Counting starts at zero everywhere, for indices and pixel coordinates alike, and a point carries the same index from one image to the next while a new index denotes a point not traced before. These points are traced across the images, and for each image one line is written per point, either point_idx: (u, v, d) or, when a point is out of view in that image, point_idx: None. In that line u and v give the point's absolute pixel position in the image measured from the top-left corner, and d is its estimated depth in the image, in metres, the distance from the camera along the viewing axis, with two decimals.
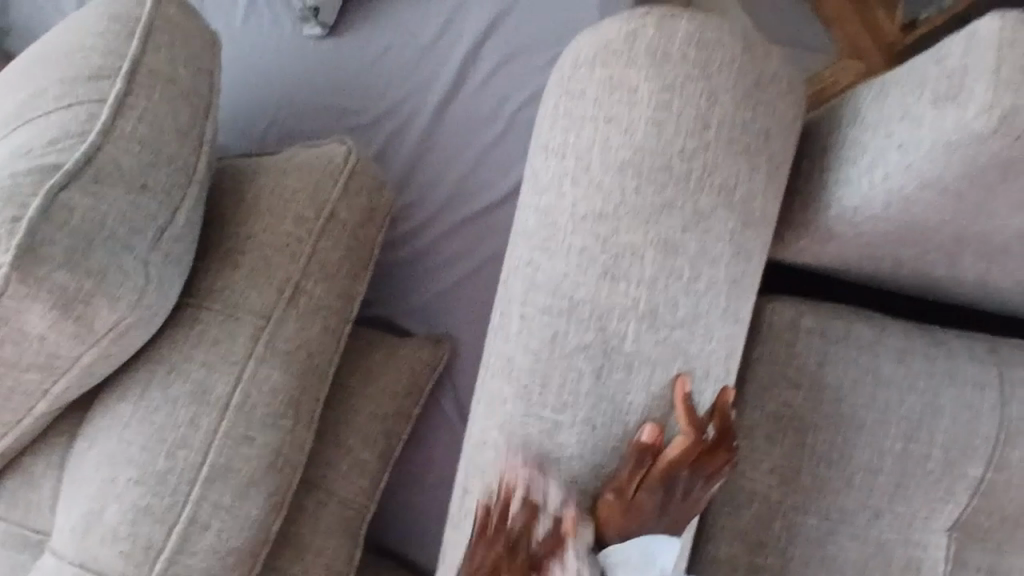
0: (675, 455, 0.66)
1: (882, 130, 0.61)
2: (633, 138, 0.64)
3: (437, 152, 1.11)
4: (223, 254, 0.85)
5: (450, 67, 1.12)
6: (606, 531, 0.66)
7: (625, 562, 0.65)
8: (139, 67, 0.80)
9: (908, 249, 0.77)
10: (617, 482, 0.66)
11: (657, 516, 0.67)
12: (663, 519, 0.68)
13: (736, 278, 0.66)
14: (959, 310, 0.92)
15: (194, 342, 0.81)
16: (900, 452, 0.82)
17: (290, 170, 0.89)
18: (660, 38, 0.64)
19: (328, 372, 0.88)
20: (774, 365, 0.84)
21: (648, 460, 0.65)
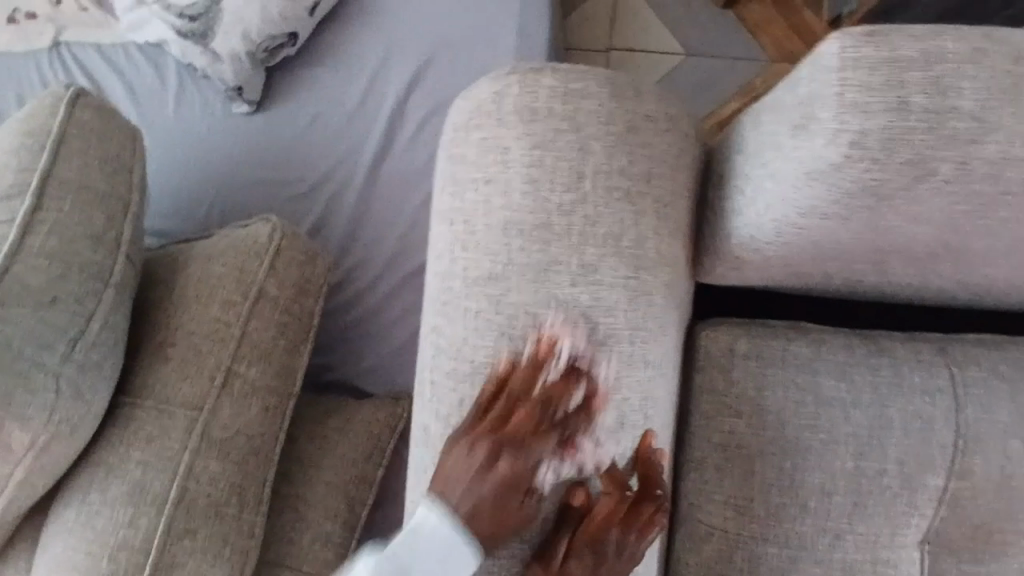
0: (599, 516, 0.64)
1: (760, 160, 0.60)
2: (510, 198, 0.64)
3: (374, 213, 1.11)
4: (154, 348, 0.86)
5: (378, 127, 1.12)
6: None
7: None
8: (49, 180, 0.82)
9: (828, 266, 0.75)
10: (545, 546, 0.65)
11: None
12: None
13: (637, 322, 0.65)
14: (911, 312, 0.88)
15: (130, 441, 0.82)
16: (851, 471, 0.79)
17: (216, 256, 0.90)
18: (525, 96, 0.64)
19: (275, 452, 0.88)
20: (713, 395, 0.82)
21: (571, 523, 0.65)
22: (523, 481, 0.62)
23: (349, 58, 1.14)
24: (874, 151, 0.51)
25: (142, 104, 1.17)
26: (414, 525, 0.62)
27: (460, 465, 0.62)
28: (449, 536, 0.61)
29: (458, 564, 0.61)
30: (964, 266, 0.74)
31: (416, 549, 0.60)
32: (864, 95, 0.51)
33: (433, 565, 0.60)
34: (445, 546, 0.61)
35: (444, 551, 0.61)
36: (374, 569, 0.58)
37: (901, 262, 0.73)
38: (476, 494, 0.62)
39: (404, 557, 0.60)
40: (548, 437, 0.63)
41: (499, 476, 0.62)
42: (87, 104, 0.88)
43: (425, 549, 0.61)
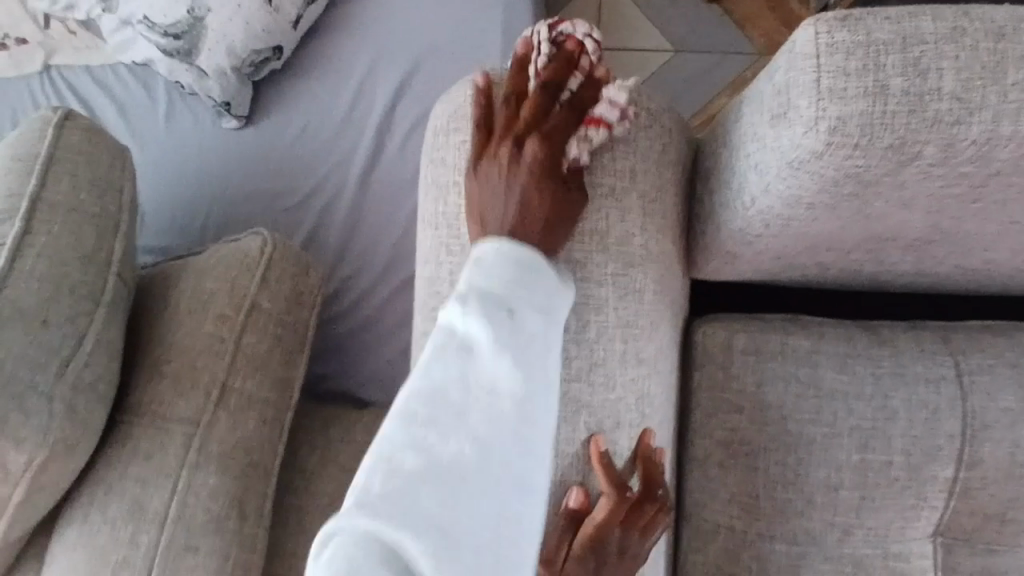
0: (598, 516, 0.63)
1: (744, 151, 0.58)
2: None
3: (368, 222, 1.11)
4: (150, 365, 0.86)
5: (368, 135, 1.11)
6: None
7: None
8: (38, 201, 0.82)
9: (823, 256, 0.74)
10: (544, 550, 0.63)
11: None
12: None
13: (628, 320, 0.64)
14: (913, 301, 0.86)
15: (128, 459, 0.81)
16: (858, 464, 0.78)
17: (209, 271, 0.90)
18: (504, 96, 0.64)
19: (274, 466, 0.87)
20: (713, 391, 0.81)
21: (571, 525, 0.63)
22: (556, 165, 0.61)
23: (337, 67, 1.14)
24: (855, 136, 0.49)
25: (134, 123, 1.17)
26: (447, 326, 0.56)
27: (491, 174, 0.61)
28: (534, 414, 0.55)
29: (541, 319, 0.57)
30: (962, 250, 0.73)
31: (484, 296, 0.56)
32: (840, 78, 0.49)
33: (503, 329, 0.55)
34: (538, 296, 0.58)
35: (534, 301, 0.57)
36: (455, 483, 0.50)
37: (898, 248, 0.72)
38: (516, 197, 0.60)
39: (481, 404, 0.53)
40: (565, 154, 0.61)
41: (538, 186, 0.60)
42: (76, 125, 0.89)
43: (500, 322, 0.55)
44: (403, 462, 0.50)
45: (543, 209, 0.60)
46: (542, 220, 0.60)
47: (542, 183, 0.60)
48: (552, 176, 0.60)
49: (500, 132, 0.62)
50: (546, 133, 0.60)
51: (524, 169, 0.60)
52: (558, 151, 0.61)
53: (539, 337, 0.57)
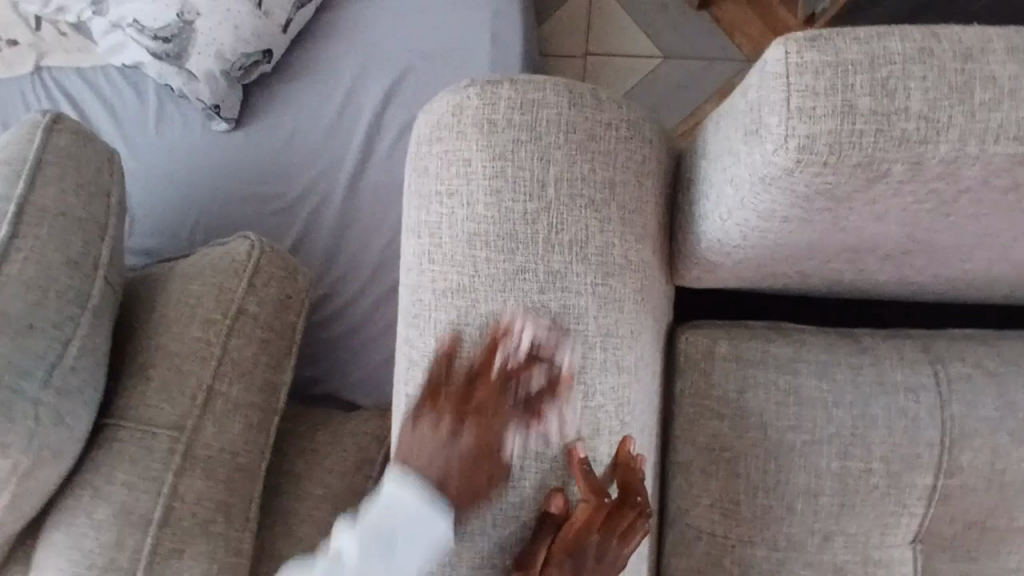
0: (576, 522, 0.63)
1: (720, 166, 0.59)
2: (474, 209, 0.63)
3: (358, 227, 1.12)
4: (136, 370, 0.86)
5: (357, 139, 1.12)
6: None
7: None
8: (26, 206, 0.82)
9: (802, 265, 0.74)
10: (523, 553, 0.65)
11: None
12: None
13: (607, 329, 0.65)
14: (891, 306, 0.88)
15: (114, 463, 0.82)
16: (837, 471, 0.79)
17: (195, 275, 0.91)
18: (485, 107, 0.63)
19: (260, 470, 0.88)
20: (695, 398, 0.82)
21: (550, 529, 0.64)
22: (492, 449, 0.61)
23: (326, 72, 1.15)
24: (824, 154, 0.50)
25: (125, 125, 1.17)
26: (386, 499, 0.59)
27: (438, 367, 0.64)
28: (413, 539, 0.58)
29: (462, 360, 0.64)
30: (940, 260, 0.74)
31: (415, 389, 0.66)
32: (811, 97, 0.49)
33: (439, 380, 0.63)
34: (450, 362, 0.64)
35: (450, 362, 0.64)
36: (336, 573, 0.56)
37: (877, 258, 0.73)
38: (456, 463, 0.60)
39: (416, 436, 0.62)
40: (510, 409, 0.62)
41: (478, 465, 0.61)
42: (65, 130, 0.89)
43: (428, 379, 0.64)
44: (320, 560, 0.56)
45: (475, 443, 0.61)
46: (469, 438, 0.61)
47: (471, 391, 0.62)
48: (486, 410, 0.61)
49: (447, 389, 0.62)
50: (479, 398, 0.61)
51: (459, 433, 0.61)
52: (497, 444, 0.62)
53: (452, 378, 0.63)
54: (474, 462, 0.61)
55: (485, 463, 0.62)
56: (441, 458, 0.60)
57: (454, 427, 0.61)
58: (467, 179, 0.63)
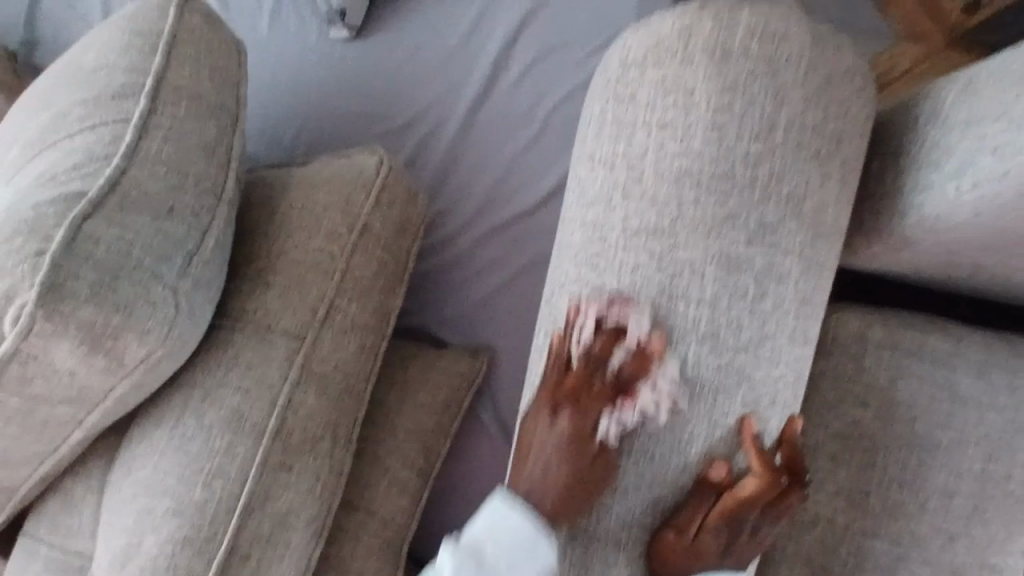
0: (744, 492, 0.60)
1: (971, 132, 0.57)
2: (689, 146, 0.59)
3: (470, 156, 1.06)
4: (256, 272, 0.82)
5: (483, 66, 1.06)
6: (664, 572, 0.62)
7: None
8: (163, 84, 0.77)
9: (990, 259, 0.70)
10: (677, 516, 0.61)
11: (720, 556, 0.62)
12: (730, 559, 0.63)
13: (805, 296, 0.60)
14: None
15: (228, 366, 0.78)
16: (978, 473, 0.76)
17: (321, 183, 0.86)
18: (719, 34, 0.59)
19: (366, 392, 0.84)
20: (839, 382, 0.78)
21: (711, 495, 0.61)
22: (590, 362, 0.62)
23: None
24: None
25: (241, 23, 1.13)
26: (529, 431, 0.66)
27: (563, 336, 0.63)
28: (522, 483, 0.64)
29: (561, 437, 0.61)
30: None
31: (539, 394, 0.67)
32: None
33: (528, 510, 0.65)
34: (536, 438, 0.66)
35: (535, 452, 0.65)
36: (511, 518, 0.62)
37: None
38: (556, 479, 0.62)
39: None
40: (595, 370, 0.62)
41: (571, 425, 0.62)
42: (198, 11, 0.83)
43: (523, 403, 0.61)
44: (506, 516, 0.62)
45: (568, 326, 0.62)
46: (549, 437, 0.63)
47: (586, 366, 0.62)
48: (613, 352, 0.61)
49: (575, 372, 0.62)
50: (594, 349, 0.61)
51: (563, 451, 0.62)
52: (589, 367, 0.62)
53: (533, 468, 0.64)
54: (565, 454, 0.62)
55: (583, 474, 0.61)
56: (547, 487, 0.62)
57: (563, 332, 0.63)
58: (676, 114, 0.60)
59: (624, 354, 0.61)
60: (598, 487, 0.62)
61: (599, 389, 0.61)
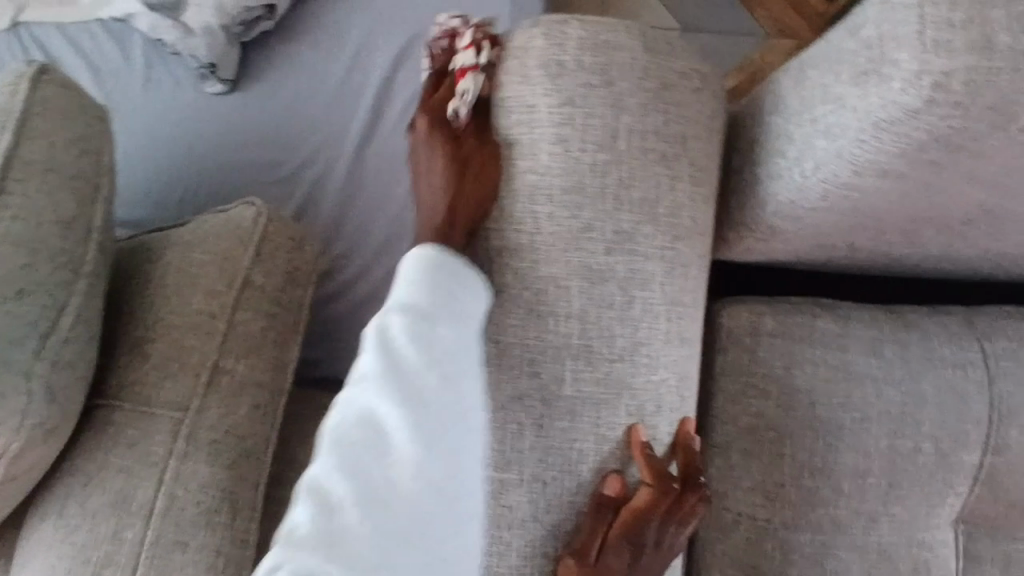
0: (640, 506, 0.59)
1: (806, 116, 0.56)
2: (538, 161, 0.58)
3: (362, 197, 1.04)
4: (132, 344, 0.79)
5: (365, 105, 1.05)
6: None
7: None
8: (13, 160, 0.71)
9: (859, 237, 0.71)
10: (577, 542, 0.60)
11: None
12: None
13: (674, 298, 0.60)
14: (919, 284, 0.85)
15: (109, 447, 0.75)
16: (886, 450, 0.76)
17: (196, 242, 0.83)
18: (550, 47, 0.57)
19: (268, 455, 0.80)
20: (738, 378, 0.78)
21: (608, 515, 0.60)
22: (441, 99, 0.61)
23: (331, 33, 1.07)
24: (959, 95, 0.47)
25: (109, 83, 1.08)
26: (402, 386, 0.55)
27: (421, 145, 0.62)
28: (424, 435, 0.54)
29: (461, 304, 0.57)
30: (998, 233, 0.71)
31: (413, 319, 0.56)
32: (948, 29, 0.46)
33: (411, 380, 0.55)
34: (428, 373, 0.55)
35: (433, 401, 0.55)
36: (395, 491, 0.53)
37: (936, 229, 0.69)
38: (442, 195, 0.60)
39: (439, 471, 0.54)
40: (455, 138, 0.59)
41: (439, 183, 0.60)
42: (51, 79, 0.77)
43: (432, 281, 0.56)
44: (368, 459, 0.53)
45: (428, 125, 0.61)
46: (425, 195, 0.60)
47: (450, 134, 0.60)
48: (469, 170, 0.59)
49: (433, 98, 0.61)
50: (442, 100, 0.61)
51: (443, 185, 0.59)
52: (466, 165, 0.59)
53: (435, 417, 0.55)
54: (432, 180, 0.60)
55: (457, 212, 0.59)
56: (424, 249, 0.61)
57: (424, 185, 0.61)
58: (542, 121, 0.57)
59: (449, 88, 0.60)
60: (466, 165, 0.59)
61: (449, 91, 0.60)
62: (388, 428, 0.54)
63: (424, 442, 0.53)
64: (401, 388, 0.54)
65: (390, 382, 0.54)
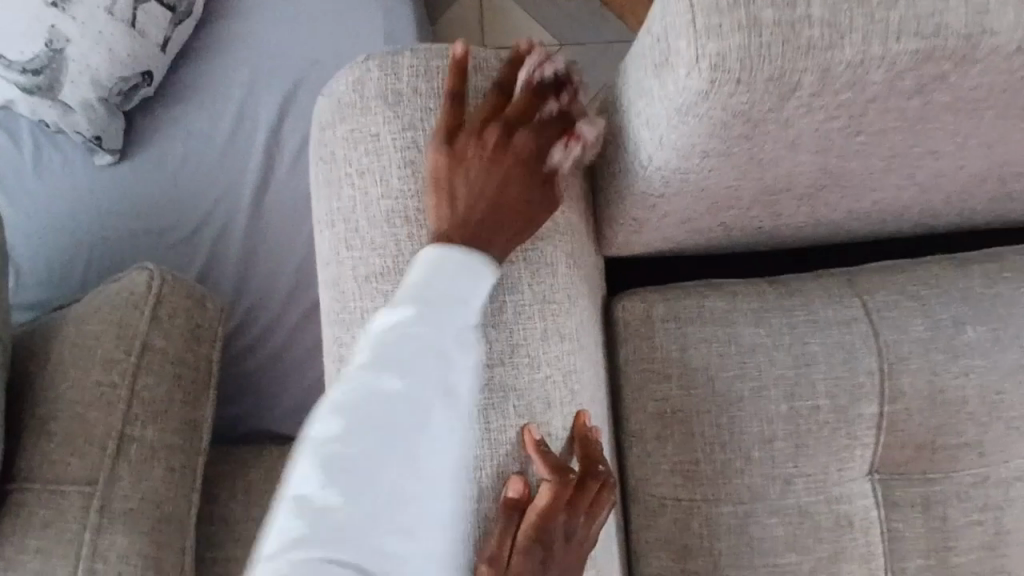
0: (544, 502, 0.60)
1: (631, 110, 0.59)
2: (389, 187, 0.61)
3: (267, 246, 1.05)
4: (37, 424, 0.78)
5: (256, 156, 1.06)
6: None
7: None
8: None
9: (725, 216, 0.74)
10: (488, 555, 0.59)
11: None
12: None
13: (544, 296, 0.65)
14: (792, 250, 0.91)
15: (21, 530, 0.73)
16: (788, 413, 0.79)
17: (91, 315, 0.82)
18: (386, 78, 0.61)
19: (190, 516, 0.80)
20: (642, 365, 0.80)
21: (513, 522, 0.60)
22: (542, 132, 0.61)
23: (213, 91, 1.09)
24: (738, 71, 0.51)
25: None
26: (367, 359, 0.54)
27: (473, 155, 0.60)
28: (426, 428, 0.54)
29: (465, 309, 0.57)
30: (852, 194, 0.75)
31: (413, 295, 0.56)
32: (716, 15, 0.50)
33: (436, 356, 0.55)
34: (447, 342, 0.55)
35: (449, 361, 0.55)
36: (372, 505, 0.50)
37: (795, 199, 0.73)
38: (487, 185, 0.60)
39: (387, 491, 0.51)
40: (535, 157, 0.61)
41: (502, 167, 0.60)
42: None
43: (431, 295, 0.56)
44: (328, 459, 0.51)
45: (511, 140, 0.60)
46: (484, 177, 0.60)
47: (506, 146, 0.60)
48: (511, 150, 0.60)
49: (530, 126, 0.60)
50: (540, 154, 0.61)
51: (493, 182, 0.60)
52: (531, 186, 0.61)
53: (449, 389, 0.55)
54: (455, 179, 0.60)
55: (508, 192, 0.60)
56: (463, 186, 0.59)
57: (470, 139, 0.60)
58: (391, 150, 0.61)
59: (554, 112, 0.61)
60: (531, 219, 0.62)
61: (547, 141, 0.61)
62: (366, 448, 0.51)
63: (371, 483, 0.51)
64: (385, 391, 0.53)
65: (374, 372, 0.53)
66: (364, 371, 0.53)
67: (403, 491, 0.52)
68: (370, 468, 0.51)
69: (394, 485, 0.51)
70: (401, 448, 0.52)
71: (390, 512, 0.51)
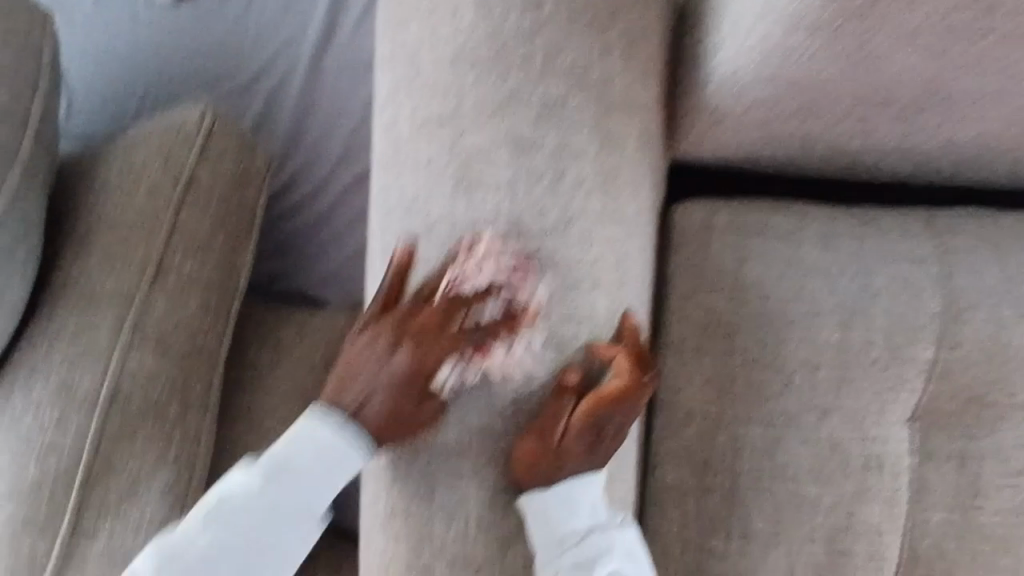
0: (603, 394, 0.60)
1: None
2: (460, 27, 0.60)
3: (322, 107, 1.02)
4: (77, 240, 0.78)
5: (320, 10, 1.01)
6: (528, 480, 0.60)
7: (552, 509, 0.60)
8: None
9: (811, 122, 0.69)
10: (537, 421, 0.60)
11: (583, 456, 0.61)
12: (591, 459, 0.62)
13: (607, 172, 0.61)
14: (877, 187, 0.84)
15: (53, 338, 0.74)
16: (838, 343, 0.75)
17: (141, 142, 0.81)
18: None
19: (220, 354, 0.79)
20: (693, 273, 0.77)
21: (572, 395, 0.60)
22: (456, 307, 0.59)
23: None
24: None
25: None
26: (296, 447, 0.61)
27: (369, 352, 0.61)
28: (318, 490, 0.61)
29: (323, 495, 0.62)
30: (951, 122, 0.69)
31: (296, 463, 0.61)
32: None
33: (293, 455, 0.61)
34: (325, 459, 0.61)
35: (318, 480, 0.61)
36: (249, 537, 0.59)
37: (892, 113, 0.67)
38: (385, 395, 0.61)
39: (286, 529, 0.60)
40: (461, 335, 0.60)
41: (402, 391, 0.60)
42: None
43: (307, 467, 0.61)
44: (229, 505, 0.60)
45: (410, 364, 0.60)
46: (380, 362, 0.61)
47: (397, 349, 0.60)
48: (424, 347, 0.60)
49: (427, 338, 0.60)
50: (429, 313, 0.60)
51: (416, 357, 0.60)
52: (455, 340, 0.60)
53: (306, 489, 0.61)
54: (402, 386, 0.60)
55: (427, 363, 0.60)
56: (370, 400, 0.61)
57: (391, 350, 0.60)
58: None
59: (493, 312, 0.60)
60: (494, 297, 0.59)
61: (462, 333, 0.60)
62: (238, 513, 0.60)
63: (274, 517, 0.60)
64: (266, 467, 0.61)
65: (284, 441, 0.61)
66: (251, 479, 0.61)
67: (293, 533, 0.61)
68: (276, 502, 0.60)
69: (291, 528, 0.60)
70: (274, 502, 0.60)
71: (302, 526, 0.61)
